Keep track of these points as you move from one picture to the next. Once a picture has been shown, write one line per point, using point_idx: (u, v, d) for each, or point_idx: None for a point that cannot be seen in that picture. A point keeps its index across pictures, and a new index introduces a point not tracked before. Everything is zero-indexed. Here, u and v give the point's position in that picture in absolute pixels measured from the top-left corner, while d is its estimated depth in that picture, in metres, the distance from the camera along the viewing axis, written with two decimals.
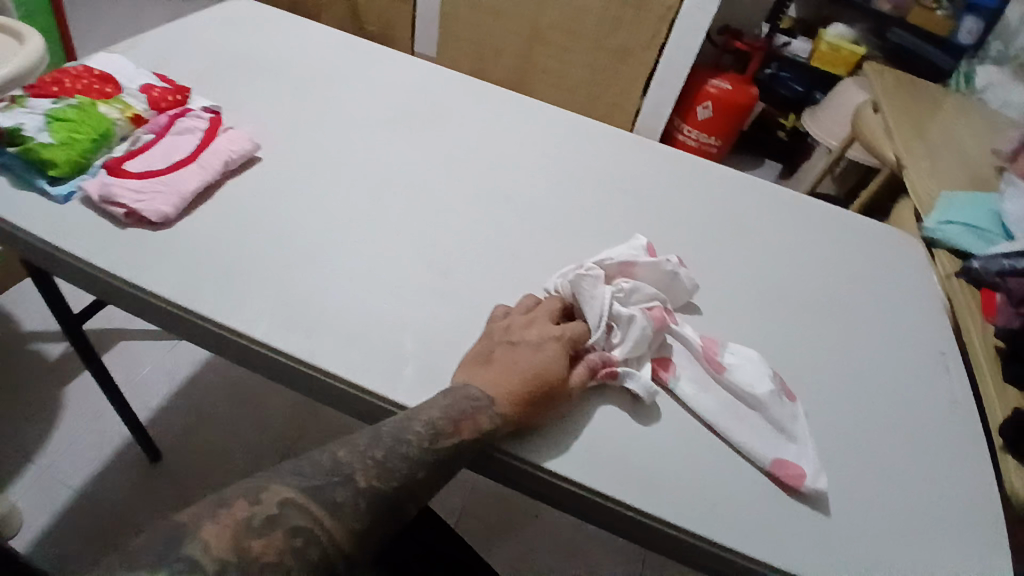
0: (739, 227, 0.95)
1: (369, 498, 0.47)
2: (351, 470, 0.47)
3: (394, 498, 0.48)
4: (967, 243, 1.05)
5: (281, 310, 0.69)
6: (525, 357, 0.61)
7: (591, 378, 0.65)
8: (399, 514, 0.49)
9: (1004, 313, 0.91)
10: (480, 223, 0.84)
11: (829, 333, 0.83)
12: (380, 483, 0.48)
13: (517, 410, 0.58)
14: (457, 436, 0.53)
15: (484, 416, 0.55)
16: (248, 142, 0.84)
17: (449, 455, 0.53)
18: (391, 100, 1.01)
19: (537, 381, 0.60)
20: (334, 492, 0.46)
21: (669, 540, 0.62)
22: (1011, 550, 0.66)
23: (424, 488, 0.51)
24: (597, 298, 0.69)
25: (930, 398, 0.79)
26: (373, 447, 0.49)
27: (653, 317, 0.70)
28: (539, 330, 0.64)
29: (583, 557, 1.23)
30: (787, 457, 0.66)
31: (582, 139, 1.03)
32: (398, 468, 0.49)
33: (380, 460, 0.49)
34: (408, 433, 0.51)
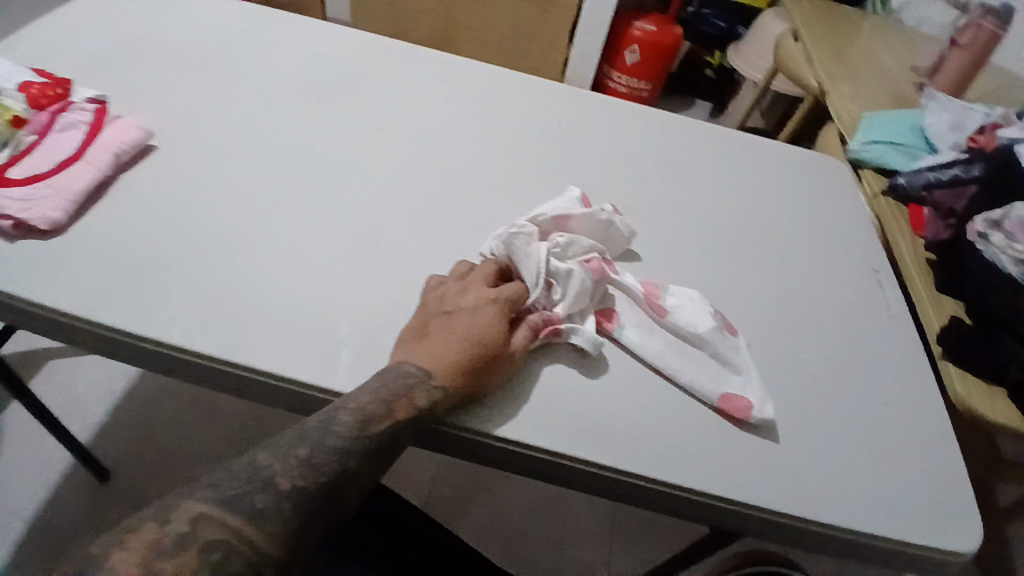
0: (674, 169, 0.94)
1: (294, 498, 0.46)
2: (272, 473, 0.47)
3: (323, 494, 0.48)
4: (891, 161, 1.07)
5: (201, 308, 0.64)
6: (460, 326, 0.59)
7: (534, 339, 0.63)
8: (332, 508, 0.49)
9: (934, 225, 0.94)
10: (409, 190, 0.80)
11: (769, 264, 0.84)
12: (306, 481, 0.47)
13: (454, 381, 0.57)
14: (387, 420, 0.53)
15: (419, 392, 0.55)
16: (138, 129, 0.77)
17: (382, 439, 0.53)
18: (299, 70, 0.94)
19: (474, 349, 0.58)
20: (254, 499, 0.45)
21: (629, 489, 0.62)
22: (951, 451, 0.69)
23: (357, 477, 0.51)
24: (530, 255, 0.66)
25: (869, 316, 0.81)
26: (296, 446, 0.49)
27: (592, 269, 0.69)
28: (474, 296, 0.62)
29: (553, 509, 1.25)
30: (733, 390, 0.66)
31: (507, 93, 0.99)
32: (325, 463, 0.49)
33: (305, 458, 0.48)
34: (335, 426, 0.51)
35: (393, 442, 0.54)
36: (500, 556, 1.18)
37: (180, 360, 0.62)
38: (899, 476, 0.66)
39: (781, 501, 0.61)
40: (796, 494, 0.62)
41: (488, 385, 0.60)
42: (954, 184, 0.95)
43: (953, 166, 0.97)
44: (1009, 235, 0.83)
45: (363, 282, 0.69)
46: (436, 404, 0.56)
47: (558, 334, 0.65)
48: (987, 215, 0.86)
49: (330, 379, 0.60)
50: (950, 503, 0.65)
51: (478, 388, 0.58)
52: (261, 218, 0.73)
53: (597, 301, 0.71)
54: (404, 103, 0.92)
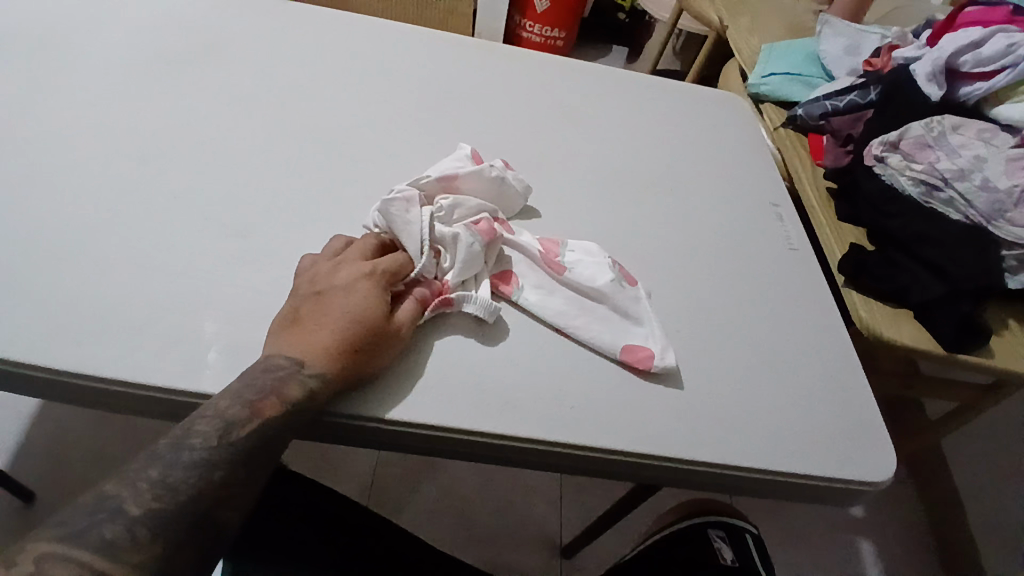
0: (574, 119, 0.90)
1: (151, 522, 0.42)
2: (119, 502, 0.43)
3: (186, 513, 0.44)
4: (789, 91, 1.06)
5: (49, 317, 0.57)
6: (332, 307, 0.55)
7: (420, 313, 0.60)
8: (205, 525, 0.45)
9: (833, 153, 0.96)
10: (289, 165, 0.73)
11: (671, 208, 0.82)
12: (162, 503, 0.44)
13: (330, 365, 0.53)
14: (251, 424, 0.50)
15: (291, 385, 0.52)
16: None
17: (252, 443, 0.49)
18: (150, 41, 0.84)
19: (351, 330, 0.55)
20: (102, 530, 0.41)
21: (536, 456, 0.60)
22: (852, 377, 0.71)
23: (229, 487, 0.47)
24: (409, 222, 0.62)
25: (771, 251, 0.81)
26: (147, 468, 0.45)
27: (481, 231, 0.64)
28: (348, 273, 0.58)
29: (500, 490, 1.22)
30: (635, 340, 0.65)
31: (389, 53, 0.91)
32: (182, 480, 0.45)
33: (157, 479, 0.44)
34: (190, 439, 0.47)
35: (269, 444, 0.50)
36: (452, 531, 1.16)
37: (27, 378, 0.55)
38: (806, 408, 0.66)
39: (693, 447, 0.60)
40: (708, 438, 0.61)
41: (376, 367, 0.57)
42: (849, 112, 0.95)
43: (850, 92, 0.96)
44: (906, 156, 0.84)
45: (234, 273, 0.63)
46: (315, 395, 0.52)
47: (451, 304, 0.62)
48: (884, 137, 0.85)
49: (197, 381, 0.56)
50: (857, 430, 0.66)
51: (361, 371, 0.55)
52: (114, 210, 0.65)
53: (492, 263, 0.67)
54: (273, 71, 0.84)
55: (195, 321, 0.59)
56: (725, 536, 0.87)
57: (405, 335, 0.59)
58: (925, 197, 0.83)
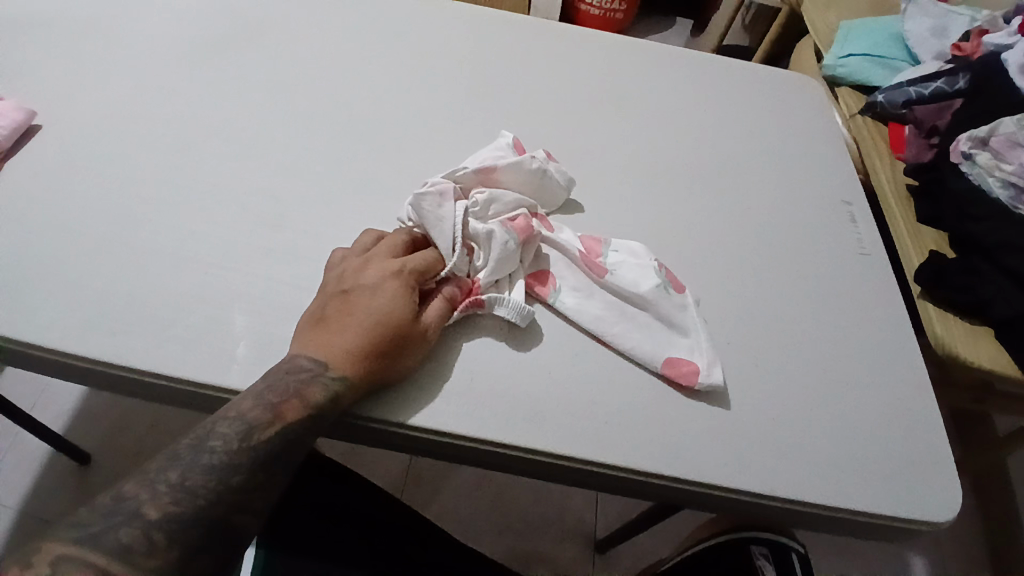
0: (625, 106, 0.85)
1: (167, 527, 0.42)
2: (137, 504, 0.42)
3: (204, 518, 0.43)
4: (868, 75, 0.97)
5: (83, 310, 0.57)
6: (359, 307, 0.53)
7: (449, 314, 0.57)
8: (223, 530, 0.44)
9: (914, 146, 0.86)
10: (322, 155, 0.71)
11: (727, 205, 0.76)
12: (180, 507, 0.43)
13: (354, 370, 0.51)
14: (274, 428, 0.48)
15: (314, 388, 0.50)
16: (17, 110, 0.67)
17: (274, 447, 0.48)
18: (189, 25, 0.83)
19: (376, 332, 0.52)
20: (119, 533, 0.40)
21: (565, 472, 0.56)
22: (925, 400, 0.64)
23: (248, 492, 0.46)
24: (440, 218, 0.59)
25: (838, 255, 0.74)
26: (167, 469, 0.44)
27: (516, 228, 0.61)
28: (376, 270, 0.55)
29: (524, 499, 1.18)
30: (678, 353, 0.60)
31: (433, 35, 0.88)
32: (200, 484, 0.44)
33: (176, 482, 0.44)
34: (211, 441, 0.46)
35: (292, 447, 0.49)
36: (485, 521, 1.15)
37: (68, 367, 0.56)
38: (868, 435, 0.60)
39: (735, 472, 0.56)
40: (752, 464, 0.56)
41: (402, 371, 0.54)
42: (935, 100, 0.86)
43: (935, 79, 0.87)
44: (996, 155, 0.75)
45: (265, 265, 0.62)
46: (338, 399, 0.51)
47: (482, 304, 0.59)
48: (973, 132, 0.77)
49: (224, 376, 0.55)
50: (926, 463, 0.60)
51: (385, 374, 0.53)
52: (151, 199, 0.65)
53: (526, 261, 0.63)
54: (314, 55, 0.82)
55: (223, 315, 0.58)
56: (771, 560, 0.80)
57: (432, 338, 0.56)
58: (1014, 202, 0.74)
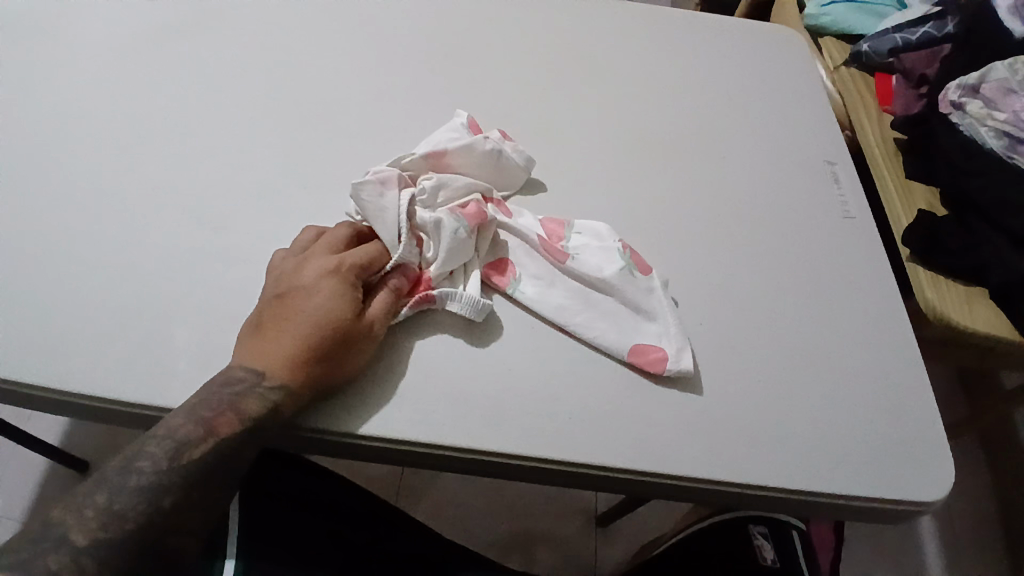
0: (591, 74, 0.80)
1: (98, 552, 0.40)
2: (64, 530, 0.40)
3: (134, 542, 0.41)
4: (853, 24, 0.91)
5: (19, 334, 0.54)
6: (297, 310, 0.50)
7: (392, 312, 0.54)
8: (156, 556, 0.42)
9: (903, 98, 0.81)
10: (267, 149, 0.67)
11: (700, 174, 0.71)
12: (109, 533, 0.40)
13: (293, 378, 0.48)
14: (207, 444, 0.45)
15: (250, 399, 0.47)
16: None
17: (209, 464, 0.45)
18: (125, 18, 0.78)
19: (315, 336, 0.49)
20: (45, 561, 0.38)
21: (530, 472, 0.53)
22: (914, 373, 0.60)
23: (182, 513, 0.43)
24: (384, 208, 0.55)
25: (820, 221, 0.69)
26: (94, 492, 0.42)
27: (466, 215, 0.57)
28: (316, 269, 0.52)
29: (514, 488, 1.15)
30: (646, 339, 0.57)
31: (383, 7, 0.82)
32: (130, 507, 0.42)
33: (104, 506, 0.41)
34: (141, 462, 0.43)
35: (229, 464, 0.46)
36: (485, 506, 1.13)
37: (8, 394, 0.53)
38: (852, 413, 0.57)
39: (708, 463, 0.53)
40: (727, 451, 0.53)
41: (347, 374, 0.51)
42: (923, 47, 0.82)
43: (924, 23, 0.83)
44: (988, 103, 0.72)
45: (208, 272, 0.59)
46: (278, 410, 0.48)
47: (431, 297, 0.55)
48: (963, 80, 0.73)
49: (164, 395, 0.52)
50: (914, 440, 0.56)
51: (329, 380, 0.50)
52: (88, 210, 0.62)
53: (480, 248, 0.59)
54: (258, 38, 0.77)
55: (164, 329, 0.55)
56: (770, 540, 0.78)
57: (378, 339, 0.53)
58: (1008, 152, 0.70)
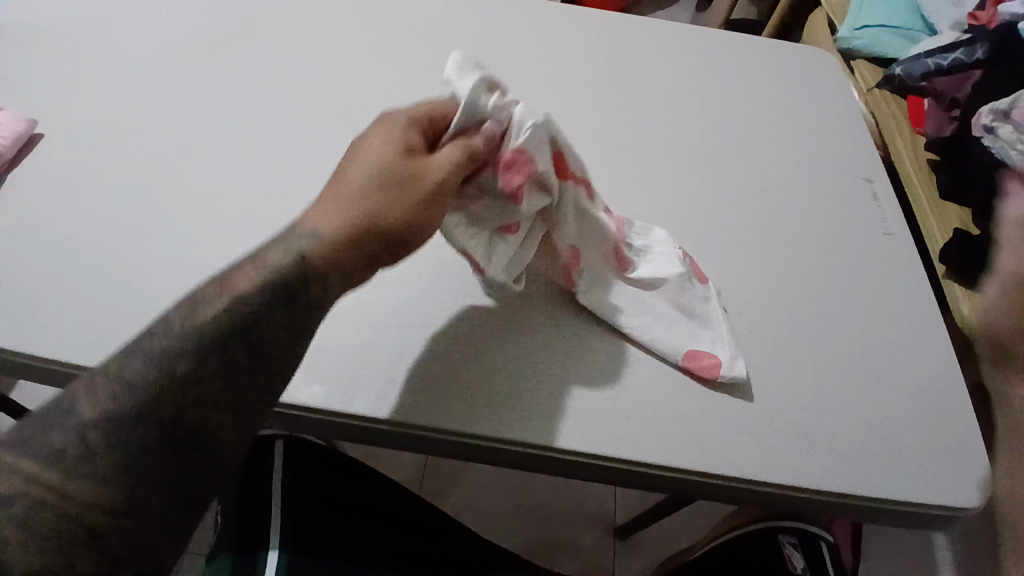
0: (634, 89, 0.82)
1: (102, 427, 0.42)
2: (77, 404, 0.43)
3: (142, 414, 0.43)
4: (886, 47, 0.95)
5: (96, 323, 0.57)
6: (346, 167, 0.51)
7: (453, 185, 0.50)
8: (167, 429, 0.43)
9: (936, 119, 0.84)
10: (330, 155, 0.70)
11: (742, 186, 0.74)
12: (116, 407, 0.43)
13: (322, 231, 0.49)
14: (219, 307, 0.47)
15: (279, 251, 0.49)
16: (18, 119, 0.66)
17: (219, 333, 0.46)
18: (185, 27, 0.81)
19: (356, 190, 0.49)
20: (54, 438, 0.41)
21: (563, 466, 0.55)
22: (954, 384, 0.62)
23: (194, 384, 0.44)
24: (479, 90, 0.50)
25: (859, 236, 0.72)
26: (110, 362, 0.44)
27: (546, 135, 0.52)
28: (376, 132, 0.52)
29: (539, 493, 1.17)
30: (700, 345, 0.59)
31: (433, 21, 0.86)
32: (138, 376, 0.44)
33: (115, 376, 0.44)
34: (153, 333, 0.45)
35: (252, 331, 0.47)
36: (509, 513, 1.15)
37: None
38: (895, 419, 0.59)
39: (759, 463, 0.55)
40: (778, 452, 0.55)
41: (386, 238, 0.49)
42: (956, 71, 0.84)
43: (954, 49, 0.85)
44: (1018, 127, 0.73)
45: None
46: (307, 261, 0.48)
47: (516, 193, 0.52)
48: (993, 106, 0.76)
49: None
50: (956, 449, 0.58)
51: (365, 235, 0.48)
52: (158, 208, 0.65)
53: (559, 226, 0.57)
54: (317, 48, 0.81)
55: None
56: (800, 550, 0.79)
57: (434, 205, 0.49)
58: None
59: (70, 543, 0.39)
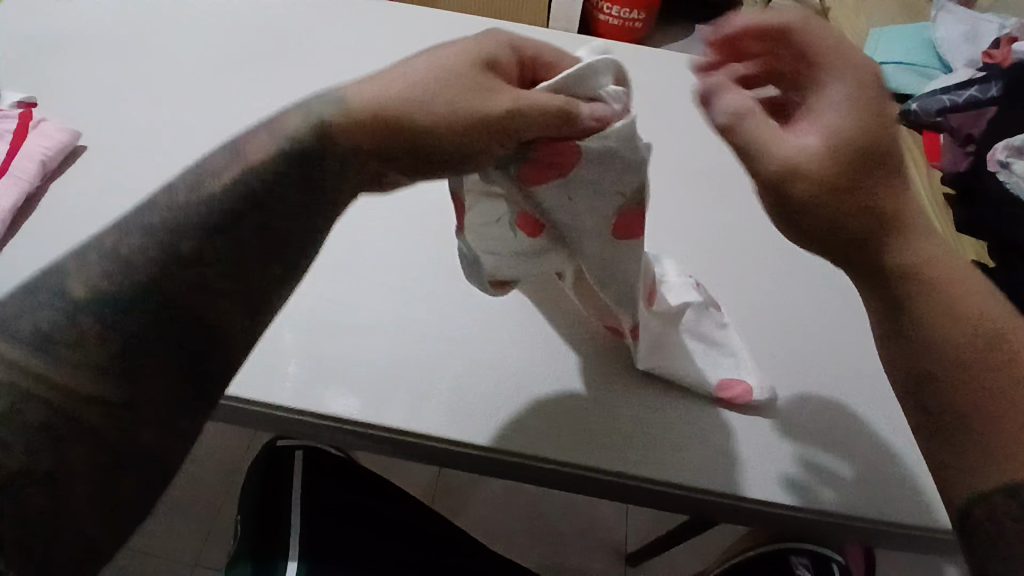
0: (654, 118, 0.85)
1: (98, 307, 0.38)
2: (63, 284, 0.38)
3: (143, 293, 0.39)
4: (902, 82, 0.97)
5: None
6: (413, 60, 0.49)
7: (501, 140, 0.48)
8: (169, 311, 0.39)
9: (953, 154, 0.88)
10: None
11: (760, 214, 0.76)
12: (113, 286, 0.38)
13: (353, 111, 0.45)
14: (229, 178, 0.43)
15: (304, 122, 0.45)
16: (63, 131, 0.71)
17: (226, 209, 0.42)
18: (227, 54, 0.86)
19: (412, 82, 0.47)
20: (40, 318, 0.37)
21: (575, 482, 0.57)
22: None
23: (201, 266, 0.41)
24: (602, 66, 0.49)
25: None
26: (99, 240, 0.40)
27: (628, 164, 0.51)
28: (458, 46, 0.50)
29: (550, 514, 1.17)
30: (727, 373, 0.60)
31: None
32: (138, 255, 0.40)
33: (109, 252, 0.39)
34: (149, 208, 0.41)
35: (264, 212, 0.44)
36: (520, 534, 1.15)
37: None
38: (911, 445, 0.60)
39: (775, 484, 0.56)
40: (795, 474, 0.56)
41: (417, 142, 0.46)
42: (970, 107, 0.85)
43: (970, 85, 0.87)
44: None
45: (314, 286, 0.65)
46: (328, 134, 0.45)
47: (534, 182, 0.52)
48: (1009, 141, 0.78)
49: (275, 394, 0.57)
50: None
51: (393, 136, 0.46)
52: None
53: (580, 257, 0.56)
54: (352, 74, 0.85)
55: (274, 335, 0.61)
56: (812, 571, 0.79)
57: (471, 143, 0.47)
58: None
59: (74, 426, 0.36)
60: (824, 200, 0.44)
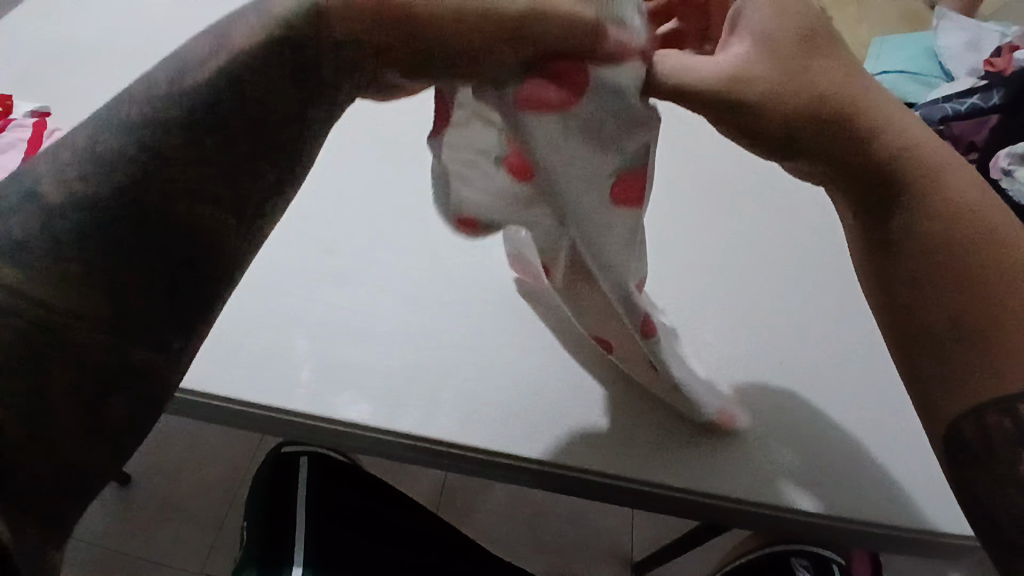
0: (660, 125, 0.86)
1: (76, 217, 0.31)
2: (35, 184, 0.31)
3: (130, 194, 0.32)
4: (905, 91, 0.98)
5: None
6: None
7: (511, 48, 0.36)
8: (164, 219, 0.33)
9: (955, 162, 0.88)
10: (374, 182, 0.75)
11: None
12: (91, 188, 0.31)
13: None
14: (210, 67, 0.33)
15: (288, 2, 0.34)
16: None
17: (212, 98, 0.33)
18: None
19: None
20: (10, 226, 0.30)
21: (584, 485, 0.58)
22: None
23: (201, 168, 0.33)
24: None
25: None
26: (75, 134, 0.33)
27: (634, 119, 0.40)
28: None
29: (555, 521, 1.17)
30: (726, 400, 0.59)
31: None
32: (116, 152, 0.32)
33: (85, 145, 0.32)
34: (129, 91, 0.33)
35: (255, 107, 0.34)
36: (525, 540, 1.16)
37: None
38: None
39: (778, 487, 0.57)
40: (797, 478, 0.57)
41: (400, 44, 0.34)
42: (972, 116, 0.87)
43: (970, 94, 0.88)
44: None
45: (325, 292, 0.66)
46: (324, 20, 0.34)
47: (529, 111, 0.40)
48: (1011, 150, 0.80)
49: (289, 401, 0.59)
50: None
51: (395, 33, 0.34)
52: None
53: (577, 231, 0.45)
54: None
55: (286, 340, 0.63)
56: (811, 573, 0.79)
57: (465, 47, 0.35)
58: None
59: (53, 371, 0.31)
60: (790, 113, 0.37)
